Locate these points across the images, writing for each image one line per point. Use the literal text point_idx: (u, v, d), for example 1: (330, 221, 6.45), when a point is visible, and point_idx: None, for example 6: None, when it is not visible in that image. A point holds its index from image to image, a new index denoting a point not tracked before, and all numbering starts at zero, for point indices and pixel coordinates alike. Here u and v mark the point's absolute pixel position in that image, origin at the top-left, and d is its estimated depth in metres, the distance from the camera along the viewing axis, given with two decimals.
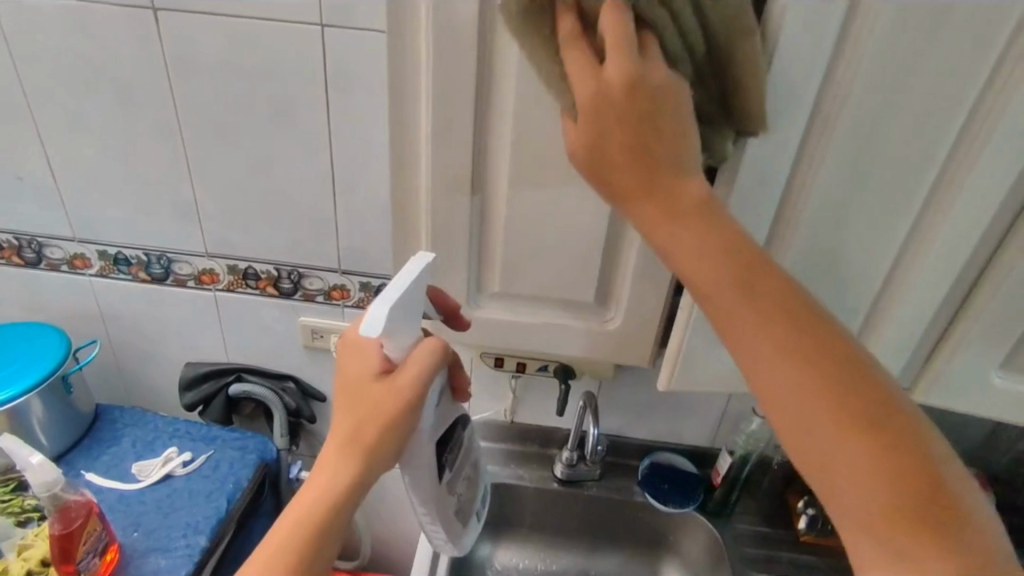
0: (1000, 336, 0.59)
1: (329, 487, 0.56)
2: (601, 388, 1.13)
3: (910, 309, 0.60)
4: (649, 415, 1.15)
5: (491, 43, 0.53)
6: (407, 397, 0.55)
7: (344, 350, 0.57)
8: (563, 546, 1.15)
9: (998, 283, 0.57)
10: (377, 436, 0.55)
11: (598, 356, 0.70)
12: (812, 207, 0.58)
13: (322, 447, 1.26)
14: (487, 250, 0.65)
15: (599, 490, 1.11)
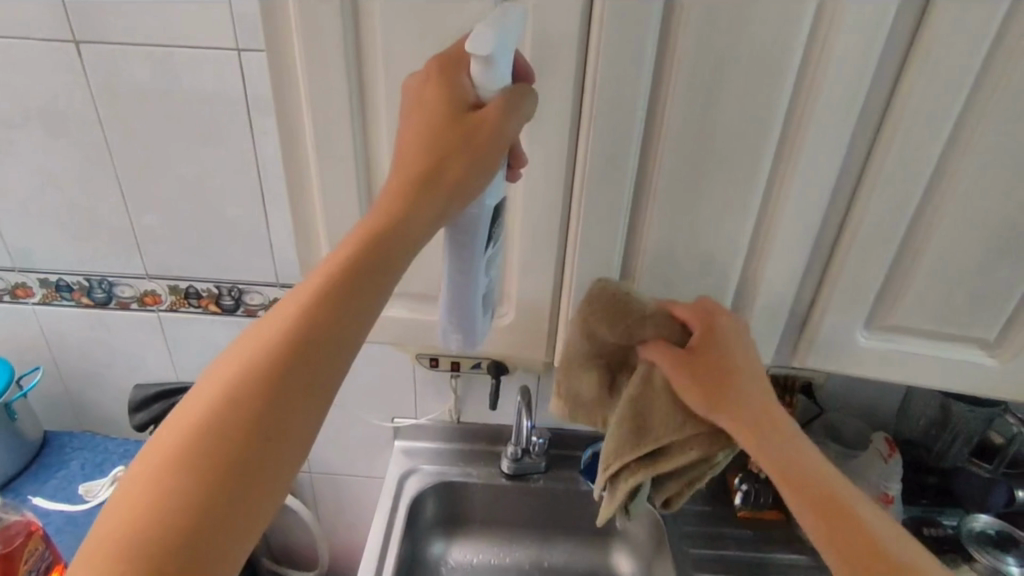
0: (856, 299, 0.66)
1: (389, 231, 0.52)
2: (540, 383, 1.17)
3: (779, 274, 0.66)
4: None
5: (361, 59, 0.58)
6: (490, 132, 0.53)
7: (428, 79, 0.55)
8: (515, 539, 1.18)
9: (852, 243, 0.63)
10: (454, 174, 0.53)
11: (501, 348, 0.74)
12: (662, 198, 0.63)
13: None
14: None
15: (544, 481, 1.14)
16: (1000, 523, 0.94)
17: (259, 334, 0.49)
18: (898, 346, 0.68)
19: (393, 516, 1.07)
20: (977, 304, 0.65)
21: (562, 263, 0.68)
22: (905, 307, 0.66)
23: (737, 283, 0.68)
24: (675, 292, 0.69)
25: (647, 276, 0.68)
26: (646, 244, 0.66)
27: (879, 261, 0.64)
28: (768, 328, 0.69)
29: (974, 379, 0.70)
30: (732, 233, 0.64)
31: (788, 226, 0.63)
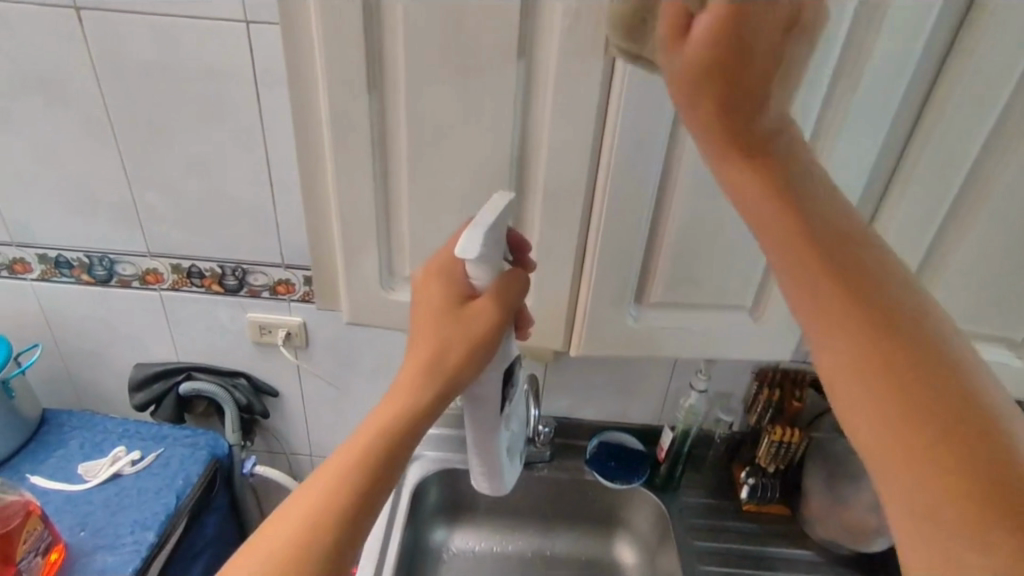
0: None
1: (413, 406, 0.54)
2: (546, 371, 1.16)
3: None
4: (584, 387, 1.18)
5: (380, 37, 0.56)
6: (490, 318, 0.58)
7: (426, 275, 0.59)
8: (518, 527, 1.17)
9: None
10: (461, 356, 0.56)
11: None
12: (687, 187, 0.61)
13: (277, 443, 1.28)
14: (398, 238, 0.67)
15: (549, 470, 1.14)
16: None
17: (290, 510, 0.48)
18: None
19: (397, 502, 1.06)
20: None
21: (582, 250, 0.66)
22: None
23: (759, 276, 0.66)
24: (697, 284, 0.67)
25: (668, 268, 0.66)
26: (669, 234, 0.64)
27: None
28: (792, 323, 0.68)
29: None
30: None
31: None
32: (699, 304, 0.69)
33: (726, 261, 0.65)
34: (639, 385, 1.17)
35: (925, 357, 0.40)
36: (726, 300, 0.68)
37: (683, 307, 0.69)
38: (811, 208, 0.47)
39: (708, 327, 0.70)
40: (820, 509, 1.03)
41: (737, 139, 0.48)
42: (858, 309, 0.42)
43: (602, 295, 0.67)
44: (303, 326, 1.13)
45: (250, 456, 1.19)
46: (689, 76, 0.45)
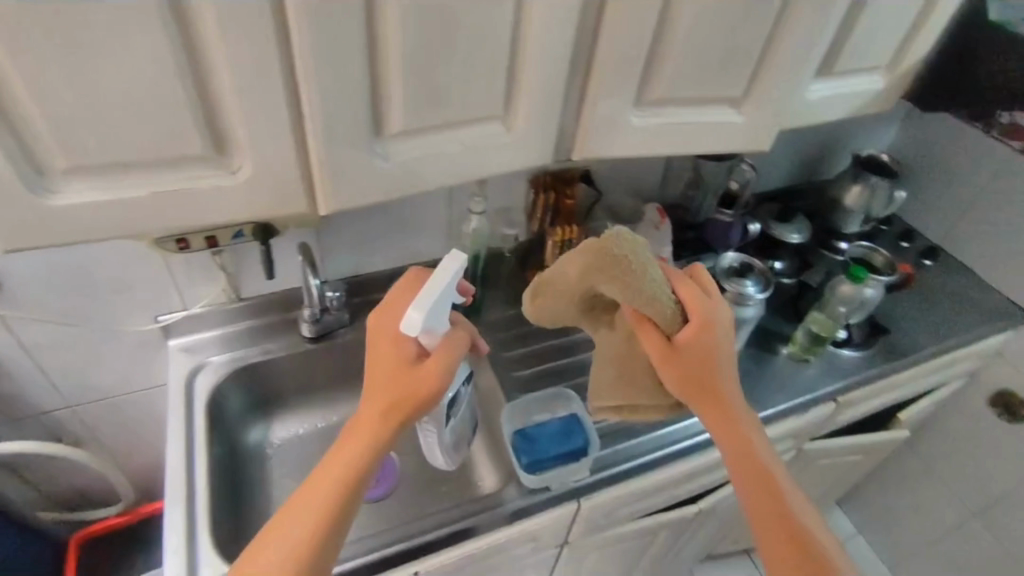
0: (624, 76, 0.61)
1: (371, 443, 0.64)
2: (319, 237, 1.03)
3: (546, 62, 0.57)
4: (371, 240, 1.09)
5: None
6: (433, 374, 0.66)
7: (379, 337, 0.69)
8: (338, 397, 1.17)
9: (617, 13, 0.56)
10: (414, 405, 0.65)
11: (254, 211, 0.59)
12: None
13: (12, 411, 1.03)
14: (23, 104, 0.45)
15: (352, 332, 1.12)
16: (741, 257, 1.14)
17: (277, 531, 0.60)
18: (661, 119, 0.68)
19: (194, 407, 0.95)
20: (730, 63, 0.64)
21: (294, 74, 0.51)
22: (669, 76, 0.63)
23: (502, 81, 0.57)
24: (443, 101, 0.57)
25: (405, 87, 0.54)
26: (394, 45, 0.51)
27: (645, 30, 0.58)
28: (546, 122, 0.63)
29: (728, 138, 0.73)
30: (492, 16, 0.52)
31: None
32: (452, 123, 0.59)
33: (467, 65, 0.55)
34: (421, 217, 1.10)
35: (797, 544, 0.67)
36: (479, 113, 0.60)
37: (435, 130, 0.59)
38: (753, 442, 0.73)
39: (467, 146, 0.61)
40: None
41: (706, 397, 0.73)
42: (746, 474, 0.72)
43: (337, 138, 0.55)
44: None
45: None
46: (669, 353, 0.71)
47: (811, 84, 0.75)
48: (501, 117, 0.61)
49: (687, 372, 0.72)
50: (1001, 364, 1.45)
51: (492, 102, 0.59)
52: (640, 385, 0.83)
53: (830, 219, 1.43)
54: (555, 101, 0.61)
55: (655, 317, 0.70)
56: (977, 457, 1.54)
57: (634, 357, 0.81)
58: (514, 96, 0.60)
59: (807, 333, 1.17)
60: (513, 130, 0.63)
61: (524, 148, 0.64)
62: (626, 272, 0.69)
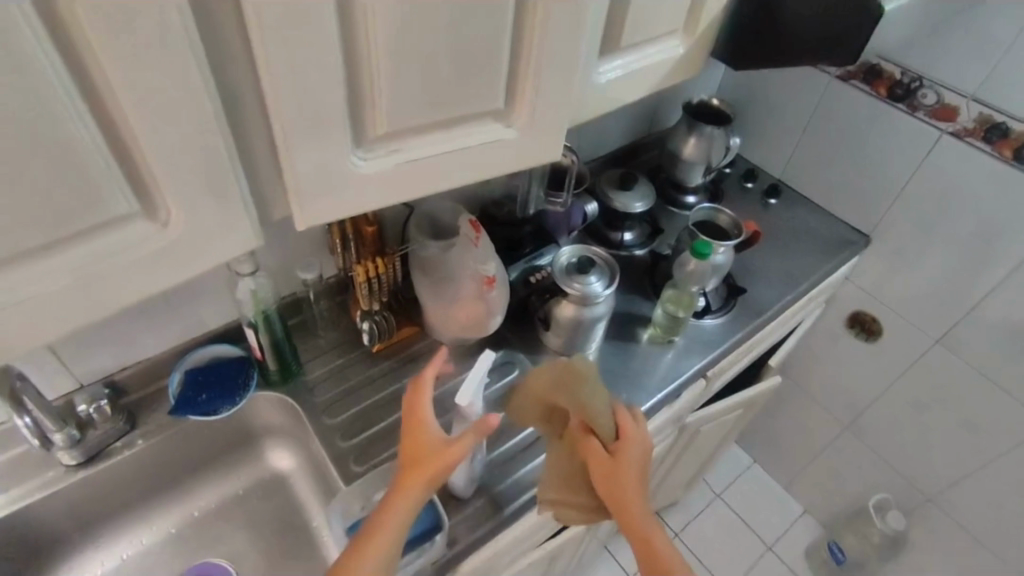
0: (323, 118, 0.43)
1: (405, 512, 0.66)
2: (51, 347, 0.80)
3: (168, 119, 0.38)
4: (118, 328, 0.85)
5: None
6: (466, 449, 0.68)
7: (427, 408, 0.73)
8: (141, 514, 0.96)
9: (262, 32, 0.37)
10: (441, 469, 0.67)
11: None
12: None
13: None
14: None
15: (136, 444, 0.89)
16: (580, 250, 1.02)
17: None
18: (404, 157, 0.50)
19: None
20: (474, 68, 0.47)
21: None
22: (390, 102, 0.45)
23: (105, 159, 0.38)
24: (7, 224, 0.36)
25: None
26: None
27: (323, 45, 0.39)
28: (221, 196, 0.44)
29: (506, 157, 0.56)
30: (19, 85, 0.32)
31: (116, 40, 0.33)
32: (42, 247, 0.39)
33: (13, 168, 0.34)
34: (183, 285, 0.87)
35: None
36: (88, 223, 0.39)
37: (15, 262, 0.38)
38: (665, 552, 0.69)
39: (95, 271, 0.42)
40: (437, 315, 0.98)
41: (623, 510, 0.73)
42: None
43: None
44: None
45: None
46: (600, 464, 0.75)
47: (596, 67, 0.61)
48: (136, 217, 0.42)
49: (613, 483, 0.74)
50: (850, 287, 1.46)
51: (104, 204, 0.39)
52: (563, 500, 0.82)
53: (673, 175, 1.34)
54: (216, 176, 0.43)
55: (596, 426, 0.76)
56: (843, 376, 1.58)
57: (566, 476, 0.81)
58: (143, 184, 0.41)
59: (665, 314, 1.08)
60: (167, 229, 0.43)
61: (195, 247, 0.45)
62: (572, 383, 0.77)
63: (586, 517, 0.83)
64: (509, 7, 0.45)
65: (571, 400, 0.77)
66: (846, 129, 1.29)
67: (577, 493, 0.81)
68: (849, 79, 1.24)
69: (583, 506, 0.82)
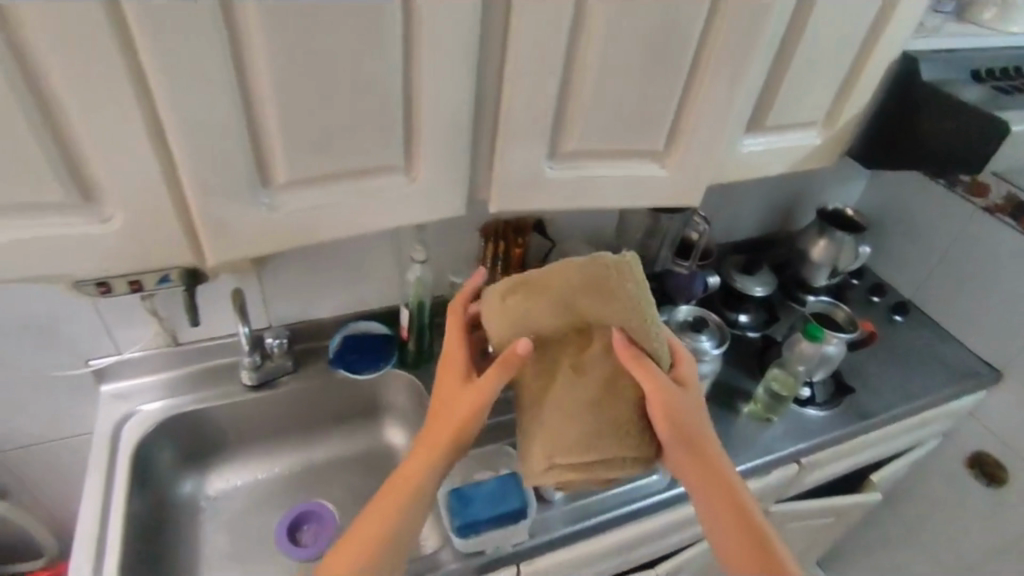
0: (537, 126, 0.61)
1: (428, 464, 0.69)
2: (263, 285, 1.02)
3: (443, 104, 0.57)
4: (313, 285, 1.07)
5: None
6: (493, 386, 0.68)
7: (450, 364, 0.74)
8: (281, 447, 1.13)
9: (517, 57, 0.56)
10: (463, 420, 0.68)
11: (132, 260, 0.57)
12: (266, 24, 0.47)
13: None
14: None
15: (295, 381, 1.08)
16: (696, 311, 1.11)
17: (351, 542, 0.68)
18: (584, 171, 0.66)
19: (119, 437, 0.96)
20: (649, 113, 0.63)
21: (162, 133, 0.51)
22: (584, 124, 0.62)
23: (399, 124, 0.58)
24: (335, 152, 0.57)
25: (287, 136, 0.54)
26: (270, 94, 0.51)
27: (551, 72, 0.57)
28: (452, 170, 0.63)
29: (655, 192, 0.71)
30: (376, 64, 0.53)
31: (435, 50, 0.53)
32: (345, 172, 0.59)
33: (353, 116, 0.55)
34: (366, 262, 1.08)
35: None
36: (372, 162, 0.59)
37: (328, 179, 0.59)
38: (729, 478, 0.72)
39: (367, 199, 0.62)
40: None
41: (681, 447, 0.70)
42: (725, 514, 0.70)
43: (210, 184, 0.54)
44: None
45: None
46: (657, 392, 0.65)
47: (742, 139, 0.74)
48: (401, 170, 0.62)
49: (675, 419, 0.68)
50: (974, 424, 1.40)
51: (388, 154, 0.59)
52: (570, 449, 0.68)
53: (799, 272, 1.39)
54: (456, 154, 0.62)
55: (648, 345, 0.65)
56: (957, 524, 1.47)
57: (581, 413, 0.67)
58: (414, 148, 0.61)
59: (768, 392, 1.13)
60: (415, 182, 0.63)
61: (427, 202, 0.64)
62: (623, 289, 0.62)
63: (593, 466, 0.70)
64: (684, 71, 0.61)
65: (620, 309, 0.63)
66: (986, 260, 1.30)
67: (608, 437, 0.68)
68: (994, 212, 1.26)
69: (600, 452, 0.69)
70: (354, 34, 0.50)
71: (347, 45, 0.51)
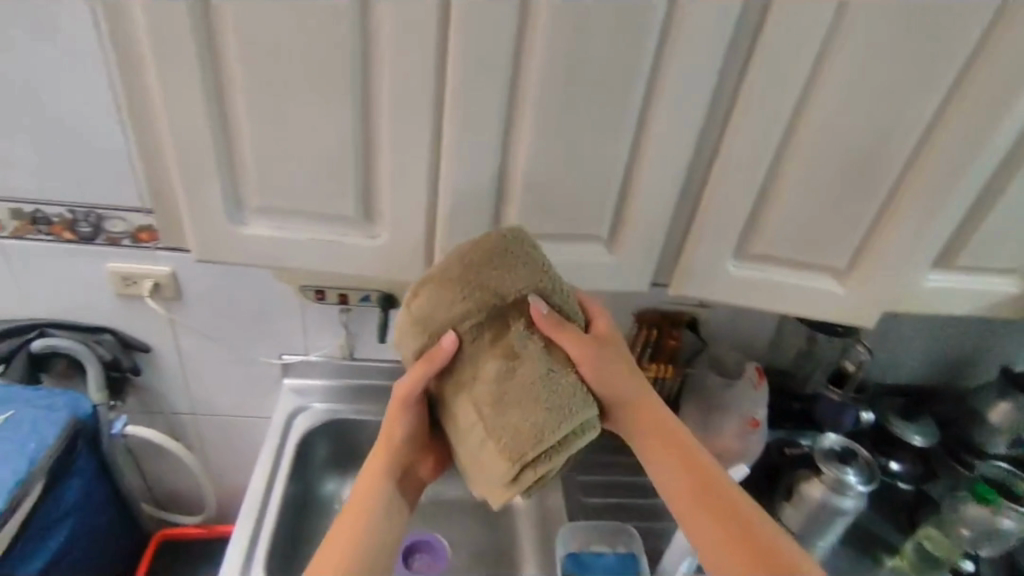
0: (729, 225, 0.70)
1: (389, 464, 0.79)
2: None
3: (656, 192, 0.68)
4: None
5: None
6: (427, 379, 0.71)
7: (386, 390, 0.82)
8: None
9: (725, 164, 0.66)
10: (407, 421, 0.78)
11: (380, 271, 0.74)
12: (534, 111, 0.63)
13: (153, 402, 1.21)
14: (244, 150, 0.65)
15: None
16: (843, 441, 1.05)
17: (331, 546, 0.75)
18: (768, 275, 0.74)
19: (290, 423, 1.10)
20: (835, 230, 0.70)
21: (436, 177, 0.67)
22: (775, 234, 0.71)
23: (614, 203, 0.69)
24: (556, 216, 0.70)
25: (525, 197, 0.69)
26: (521, 161, 0.66)
27: (751, 179, 0.67)
28: (647, 251, 0.72)
29: (829, 306, 0.75)
30: (608, 153, 0.66)
31: (660, 149, 0.65)
32: (558, 236, 0.72)
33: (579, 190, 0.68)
34: None
35: (730, 516, 0.75)
36: (582, 232, 0.72)
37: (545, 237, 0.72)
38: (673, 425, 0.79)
39: (571, 261, 0.73)
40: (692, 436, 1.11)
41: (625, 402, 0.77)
42: (673, 463, 0.77)
43: (459, 223, 0.70)
44: (171, 276, 1.05)
45: (121, 416, 1.12)
46: (584, 351, 0.70)
47: (928, 273, 0.75)
48: (605, 242, 0.73)
49: (610, 373, 0.73)
50: None
51: (597, 225, 0.71)
52: (505, 436, 0.67)
53: (970, 434, 1.24)
54: (654, 238, 0.71)
55: (562, 309, 0.70)
56: None
57: (509, 397, 0.67)
58: (620, 226, 0.72)
59: (916, 549, 1.07)
60: (614, 254, 0.74)
61: (618, 275, 0.74)
62: (519, 259, 0.67)
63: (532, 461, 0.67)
64: (875, 201, 0.68)
65: (521, 276, 0.67)
66: None
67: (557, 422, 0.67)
68: None
69: (538, 439, 0.66)
70: (598, 127, 0.64)
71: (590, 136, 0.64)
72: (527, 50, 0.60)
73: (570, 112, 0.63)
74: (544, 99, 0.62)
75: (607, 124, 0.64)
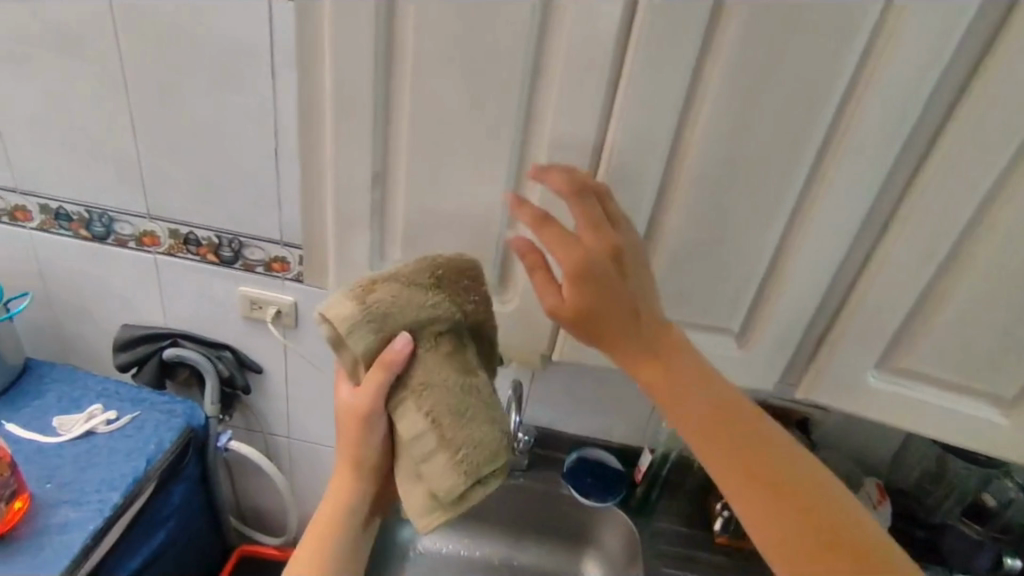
0: (875, 335, 0.67)
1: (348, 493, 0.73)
2: (534, 380, 1.17)
3: (799, 293, 0.66)
4: (582, 402, 1.19)
5: (403, 31, 0.59)
6: (383, 393, 0.62)
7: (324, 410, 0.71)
8: (486, 536, 1.19)
9: (878, 273, 0.64)
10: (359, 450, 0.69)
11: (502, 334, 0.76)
12: (684, 204, 0.63)
13: (256, 421, 1.27)
14: (396, 207, 0.69)
15: (524, 479, 1.14)
16: None
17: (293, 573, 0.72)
18: (907, 390, 0.70)
19: None
20: (994, 357, 0.66)
21: None
22: (923, 353, 0.67)
23: (752, 298, 0.68)
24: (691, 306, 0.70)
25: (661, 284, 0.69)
26: (665, 249, 0.66)
27: (907, 293, 0.64)
28: (780, 351, 0.70)
29: (970, 430, 0.71)
30: (755, 251, 0.65)
31: (810, 253, 0.64)
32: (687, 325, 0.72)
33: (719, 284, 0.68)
34: (627, 395, 1.17)
35: (806, 512, 0.55)
36: (713, 324, 0.71)
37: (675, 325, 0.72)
38: (719, 393, 0.58)
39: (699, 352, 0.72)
40: None
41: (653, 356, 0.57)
42: (728, 445, 0.56)
43: None
44: (292, 306, 1.12)
45: (226, 431, 1.19)
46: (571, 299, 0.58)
47: None
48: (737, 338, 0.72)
49: (600, 328, 0.58)
50: None
51: (731, 320, 0.70)
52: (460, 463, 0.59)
53: None
54: (790, 338, 0.69)
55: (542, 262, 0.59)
56: None
57: (457, 418, 0.60)
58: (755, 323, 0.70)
59: None
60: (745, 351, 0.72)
61: (745, 371, 0.73)
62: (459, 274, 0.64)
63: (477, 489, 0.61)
64: None
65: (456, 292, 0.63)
66: None
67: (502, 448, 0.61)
68: None
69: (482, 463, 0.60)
70: (748, 225, 0.64)
71: (739, 232, 0.64)
72: (688, 143, 0.61)
73: (722, 206, 0.63)
74: (696, 190, 0.62)
75: (758, 222, 0.63)
